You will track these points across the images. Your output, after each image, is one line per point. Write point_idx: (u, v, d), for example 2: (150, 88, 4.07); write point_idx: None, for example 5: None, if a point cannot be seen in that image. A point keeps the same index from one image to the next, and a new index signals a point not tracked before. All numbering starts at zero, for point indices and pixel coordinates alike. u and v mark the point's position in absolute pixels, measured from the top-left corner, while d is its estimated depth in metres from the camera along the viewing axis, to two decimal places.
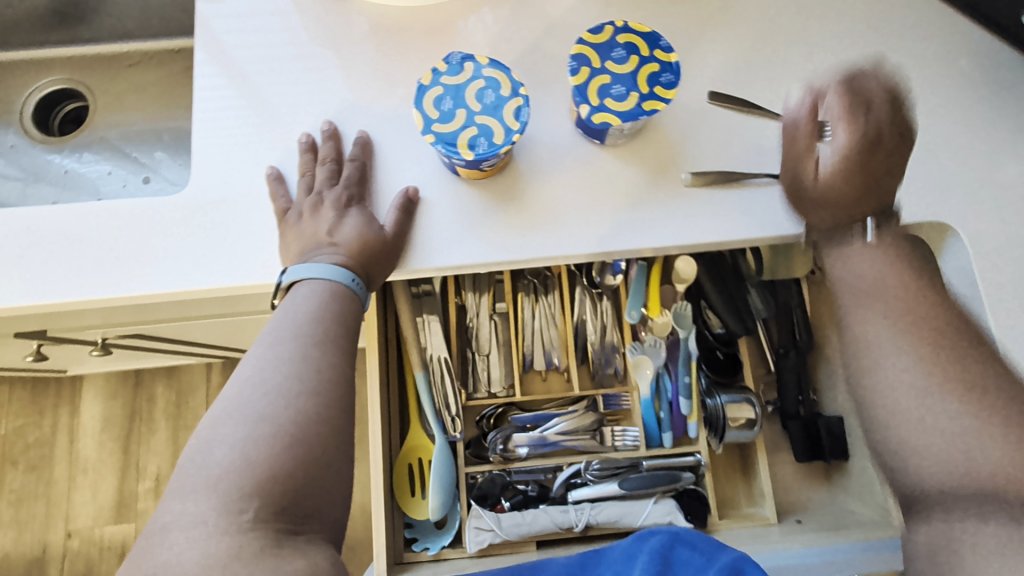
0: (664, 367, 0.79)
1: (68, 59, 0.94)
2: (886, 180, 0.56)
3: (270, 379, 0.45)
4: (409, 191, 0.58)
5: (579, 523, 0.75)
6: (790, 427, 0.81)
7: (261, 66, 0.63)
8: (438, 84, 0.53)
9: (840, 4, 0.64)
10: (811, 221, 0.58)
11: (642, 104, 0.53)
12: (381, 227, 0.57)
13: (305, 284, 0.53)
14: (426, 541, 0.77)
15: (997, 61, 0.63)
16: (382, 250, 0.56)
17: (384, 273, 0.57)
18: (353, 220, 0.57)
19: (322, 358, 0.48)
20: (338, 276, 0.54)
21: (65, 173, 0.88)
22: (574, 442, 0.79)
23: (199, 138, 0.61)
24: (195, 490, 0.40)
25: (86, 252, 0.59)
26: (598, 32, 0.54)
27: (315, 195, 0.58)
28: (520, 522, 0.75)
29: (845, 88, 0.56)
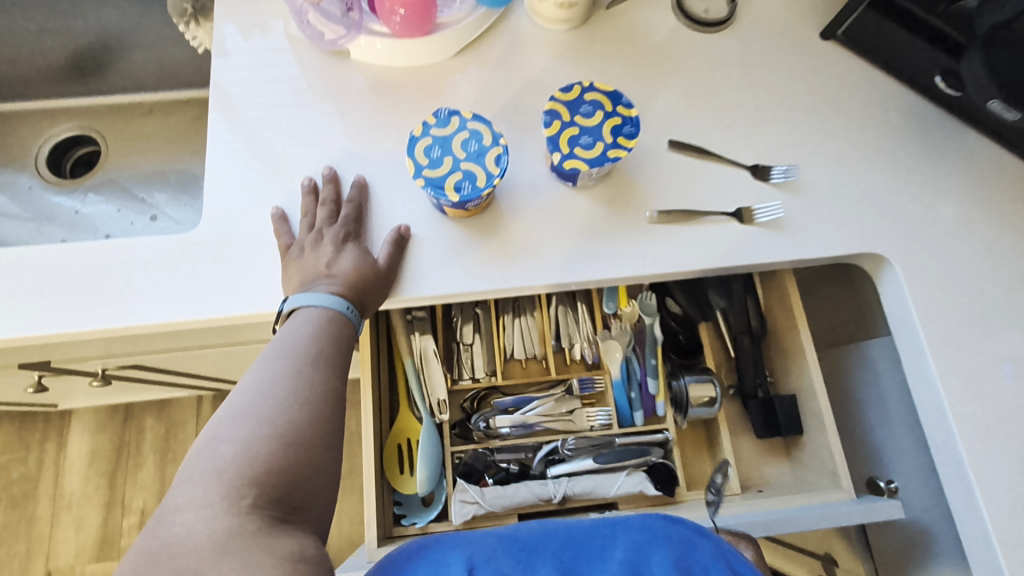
0: (633, 351, 0.86)
1: (86, 109, 1.02)
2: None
3: (266, 390, 0.49)
4: (402, 229, 0.64)
5: (558, 495, 0.78)
6: (750, 407, 0.87)
7: (267, 116, 0.70)
8: (428, 134, 0.59)
9: (782, 64, 0.74)
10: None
11: (607, 152, 0.60)
12: (376, 261, 0.63)
13: (303, 310, 0.59)
14: (413, 516, 0.82)
15: (920, 115, 0.73)
16: (376, 281, 0.62)
17: (376, 302, 0.62)
18: (349, 254, 0.62)
19: (316, 374, 0.52)
20: (334, 304, 0.59)
21: (75, 214, 0.95)
22: (552, 424, 0.84)
23: (211, 180, 0.68)
24: (201, 477, 0.44)
25: (96, 280, 0.64)
26: (568, 91, 0.62)
27: (316, 232, 0.63)
28: (503, 495, 0.78)
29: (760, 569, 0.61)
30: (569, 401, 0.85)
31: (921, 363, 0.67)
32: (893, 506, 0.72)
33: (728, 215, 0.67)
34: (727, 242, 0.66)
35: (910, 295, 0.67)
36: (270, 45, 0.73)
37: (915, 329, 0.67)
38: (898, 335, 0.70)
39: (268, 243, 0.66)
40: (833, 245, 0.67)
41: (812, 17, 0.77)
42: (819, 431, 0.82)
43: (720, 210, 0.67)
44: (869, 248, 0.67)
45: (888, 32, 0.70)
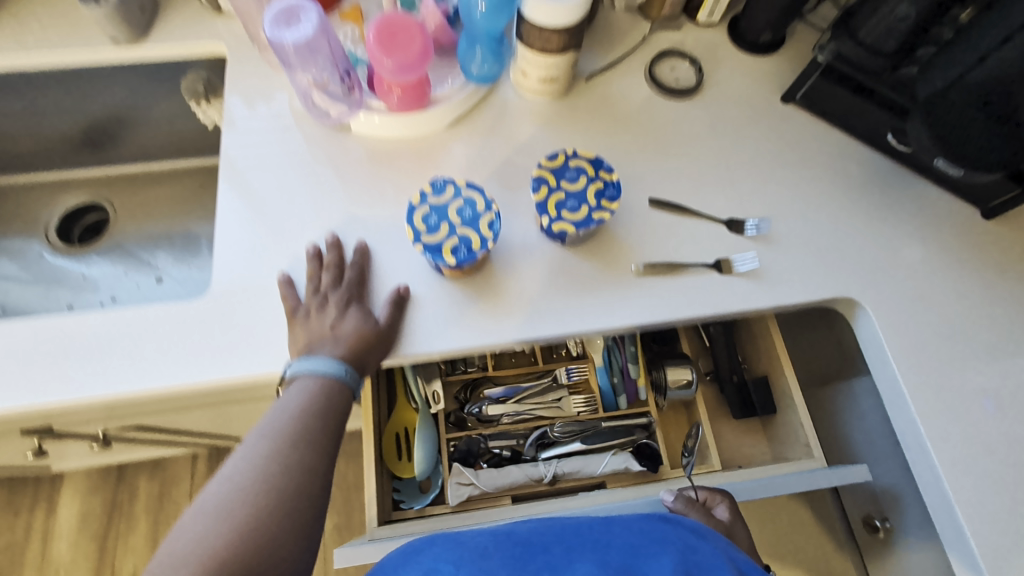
0: (614, 341, 0.98)
1: (98, 180, 1.07)
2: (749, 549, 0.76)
3: (246, 473, 0.52)
4: (401, 289, 0.68)
5: (547, 475, 0.93)
6: (726, 389, 0.98)
7: (275, 186, 0.75)
8: (425, 203, 0.64)
9: (747, 127, 0.81)
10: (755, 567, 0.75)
11: (592, 214, 0.65)
12: (377, 321, 0.66)
13: (299, 377, 0.61)
14: (412, 501, 0.94)
15: (878, 169, 0.79)
16: (376, 343, 0.65)
17: (374, 363, 0.65)
18: (352, 316, 0.66)
19: (291, 456, 0.54)
20: (334, 368, 0.62)
21: (83, 278, 0.99)
22: (540, 411, 0.97)
23: (220, 249, 0.71)
24: (162, 570, 0.46)
25: (107, 347, 0.66)
26: (553, 159, 0.67)
27: (321, 296, 0.67)
28: (496, 476, 0.93)
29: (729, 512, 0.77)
30: (555, 389, 0.98)
31: (900, 401, 0.71)
32: (857, 471, 0.80)
33: (708, 266, 0.72)
34: (708, 292, 0.71)
35: (884, 336, 0.71)
36: (275, 121, 0.79)
37: (892, 371, 0.71)
38: (877, 374, 0.74)
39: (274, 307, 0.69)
40: (807, 291, 0.72)
41: (772, 83, 0.84)
42: (786, 406, 0.94)
43: (700, 262, 0.72)
44: (841, 293, 0.72)
45: (842, 99, 0.78)
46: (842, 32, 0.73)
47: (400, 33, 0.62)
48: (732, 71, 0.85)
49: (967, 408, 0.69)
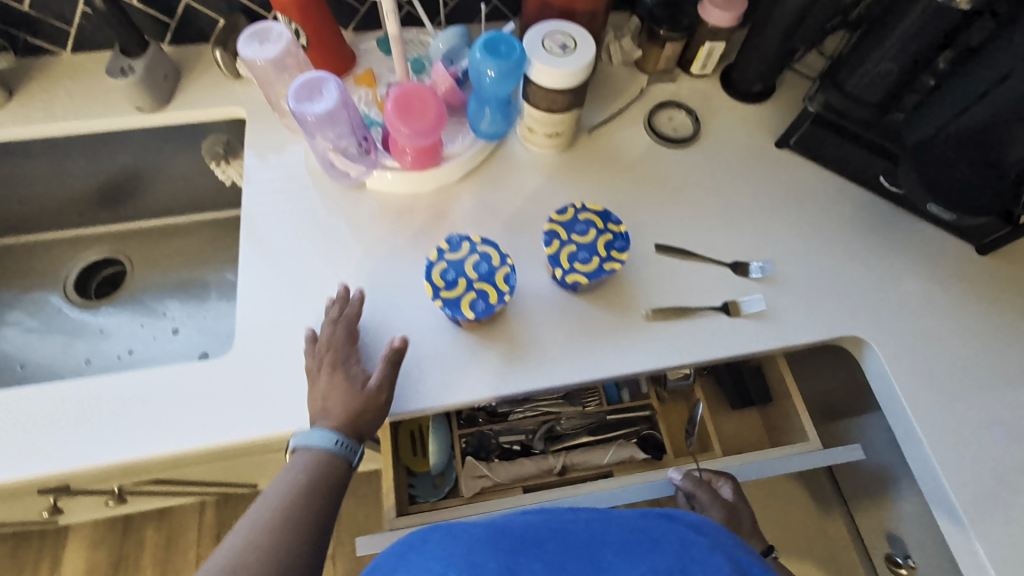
0: None
1: (115, 235, 1.10)
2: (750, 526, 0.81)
3: (220, 566, 0.50)
4: (395, 343, 0.67)
5: (557, 465, 1.02)
6: (722, 380, 1.07)
7: (294, 243, 0.78)
8: (443, 259, 0.66)
9: (744, 172, 0.85)
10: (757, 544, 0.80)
11: (603, 265, 0.67)
12: (371, 380, 0.66)
13: (297, 452, 0.62)
14: (426, 496, 1.02)
15: (873, 209, 0.83)
16: (368, 404, 0.64)
17: (370, 425, 0.65)
18: (344, 378, 0.66)
19: (270, 540, 0.53)
20: (325, 439, 0.62)
21: (101, 331, 1.01)
22: (549, 406, 1.04)
23: (243, 308, 0.73)
24: None
25: (132, 409, 0.68)
26: (563, 213, 0.70)
27: (318, 357, 0.67)
28: (510, 469, 1.01)
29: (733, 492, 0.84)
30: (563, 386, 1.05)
31: (913, 438, 0.72)
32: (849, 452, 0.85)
33: (716, 309, 0.74)
34: (718, 335, 0.73)
35: (891, 373, 0.73)
36: (292, 181, 0.82)
37: (903, 408, 0.72)
38: (887, 411, 0.75)
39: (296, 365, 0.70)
40: (813, 331, 0.74)
41: (766, 130, 0.89)
42: (778, 395, 1.01)
43: (708, 305, 0.74)
44: (846, 332, 0.74)
45: (832, 142, 0.82)
46: (828, 83, 0.77)
47: (416, 102, 0.65)
48: (727, 119, 0.89)
49: (980, 442, 0.70)
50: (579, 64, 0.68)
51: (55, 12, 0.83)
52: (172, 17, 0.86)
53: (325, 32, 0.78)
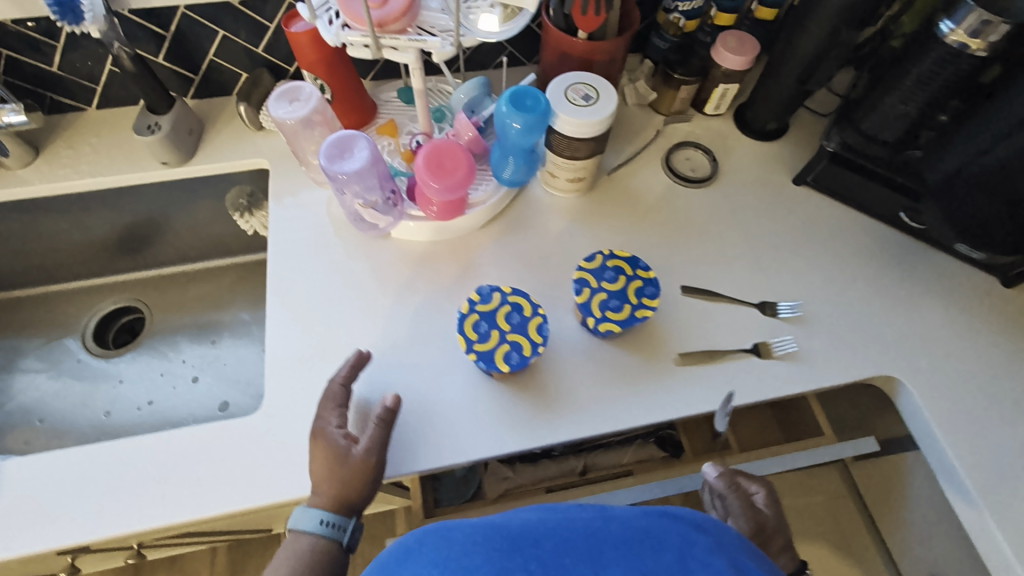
0: None
1: (133, 282, 1.10)
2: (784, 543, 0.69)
3: None
4: (385, 404, 0.65)
5: (577, 466, 1.09)
6: None
7: (320, 294, 0.78)
8: (474, 311, 0.67)
9: (765, 211, 0.85)
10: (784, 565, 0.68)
11: (635, 312, 0.67)
12: (358, 444, 0.63)
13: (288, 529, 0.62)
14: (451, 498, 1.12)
15: (895, 245, 0.83)
16: (352, 473, 0.62)
17: (358, 496, 0.62)
18: (330, 442, 0.63)
19: None
20: (309, 515, 0.61)
21: (120, 383, 1.00)
22: None
23: (272, 362, 0.73)
24: None
25: (160, 472, 0.66)
26: (591, 260, 0.70)
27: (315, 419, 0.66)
28: (532, 472, 1.08)
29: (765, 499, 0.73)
30: None
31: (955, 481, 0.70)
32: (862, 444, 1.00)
33: (747, 351, 0.74)
34: (750, 378, 0.72)
35: (927, 412, 0.72)
36: (316, 231, 0.82)
37: (943, 449, 0.71)
38: (926, 450, 0.74)
39: None
40: (844, 371, 0.73)
41: (783, 167, 0.90)
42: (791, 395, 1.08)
43: (738, 347, 0.74)
44: (877, 371, 0.74)
45: (851, 180, 0.82)
46: (846, 125, 0.78)
47: (447, 159, 0.68)
48: (743, 158, 0.90)
49: None
50: (600, 116, 0.69)
51: (83, 72, 0.84)
52: (195, 73, 0.88)
53: (348, 86, 0.79)
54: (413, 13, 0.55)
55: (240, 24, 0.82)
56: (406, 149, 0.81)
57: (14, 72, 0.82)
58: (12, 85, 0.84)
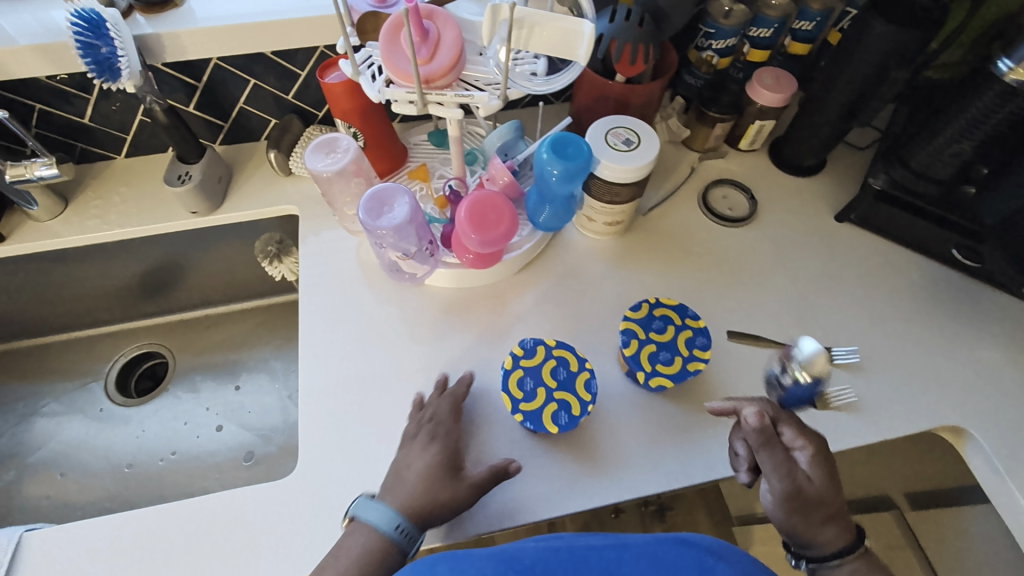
0: None
1: (156, 327, 1.08)
2: (831, 513, 0.55)
3: None
4: (509, 465, 0.64)
5: None
6: None
7: (354, 344, 0.75)
8: (519, 367, 0.65)
9: (808, 249, 0.83)
10: (825, 538, 0.56)
11: (687, 365, 0.67)
12: (469, 478, 0.62)
13: (359, 519, 0.60)
14: None
15: (946, 282, 0.80)
16: (449, 501, 0.60)
17: (438, 521, 0.60)
18: (444, 457, 0.63)
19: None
20: (388, 518, 0.59)
21: (142, 433, 0.97)
22: None
23: (306, 417, 0.70)
24: None
25: (191, 542, 0.63)
26: (638, 309, 0.70)
27: (431, 425, 0.65)
28: None
29: (812, 454, 0.57)
30: None
31: None
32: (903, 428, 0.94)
33: None
34: None
35: (1000, 465, 0.67)
36: (347, 278, 0.80)
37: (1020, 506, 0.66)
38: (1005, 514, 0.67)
39: (364, 483, 0.67)
40: (905, 421, 0.70)
41: (823, 203, 0.87)
42: None
43: None
44: (941, 421, 0.70)
45: (898, 218, 0.79)
46: (893, 162, 0.75)
47: (489, 210, 0.66)
48: (781, 194, 0.88)
49: None
50: (641, 160, 0.67)
51: (114, 122, 0.84)
52: (225, 120, 0.87)
53: (381, 132, 0.78)
54: (459, 68, 0.54)
55: (271, 71, 0.82)
56: (439, 195, 0.79)
57: (46, 124, 0.81)
58: (43, 137, 0.83)
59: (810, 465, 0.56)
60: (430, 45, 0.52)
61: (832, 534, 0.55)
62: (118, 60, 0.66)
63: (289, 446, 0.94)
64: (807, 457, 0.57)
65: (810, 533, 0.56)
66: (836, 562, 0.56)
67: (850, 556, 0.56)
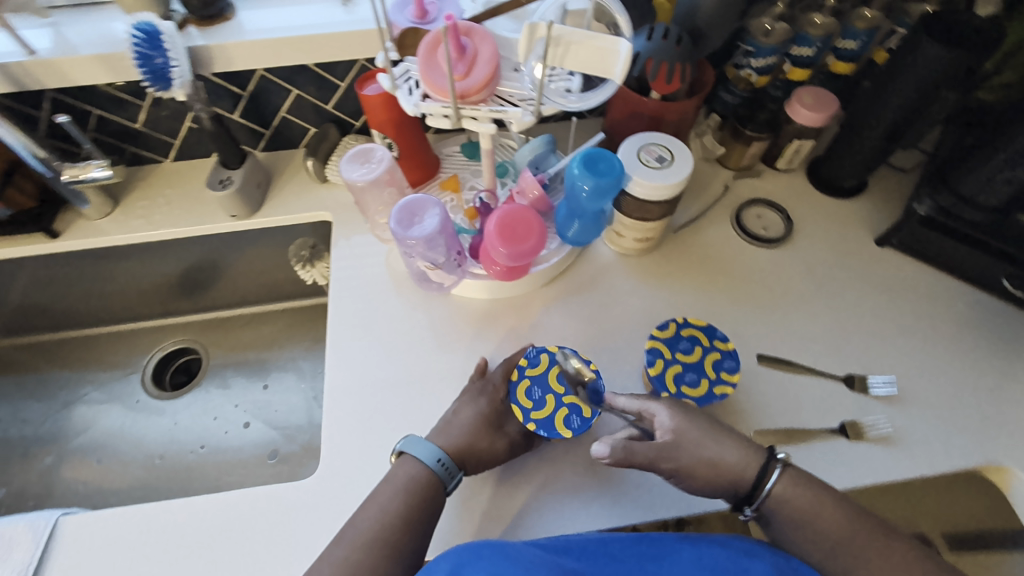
0: None
1: (191, 323, 1.12)
2: (719, 456, 0.60)
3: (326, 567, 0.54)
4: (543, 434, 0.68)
5: None
6: None
7: (380, 349, 0.76)
8: (526, 377, 0.66)
9: (845, 273, 0.80)
10: (738, 473, 0.60)
11: (714, 388, 0.65)
12: (511, 436, 0.66)
13: (409, 451, 0.63)
14: None
15: (994, 313, 0.76)
16: (489, 453, 0.64)
17: (476, 467, 0.64)
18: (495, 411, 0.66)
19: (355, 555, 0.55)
20: (436, 452, 0.62)
21: (173, 426, 1.00)
22: None
23: (330, 420, 0.71)
24: None
25: (215, 536, 0.65)
26: (665, 328, 0.69)
27: (488, 381, 0.69)
28: None
29: (668, 419, 0.61)
30: None
31: None
32: None
33: (834, 431, 0.67)
34: (840, 464, 0.65)
35: None
36: (376, 284, 0.82)
37: None
38: None
39: None
40: (945, 458, 0.66)
41: (862, 226, 0.84)
42: None
43: (824, 427, 0.68)
44: (985, 461, 0.66)
45: (941, 243, 0.76)
46: (940, 186, 0.72)
47: (518, 224, 0.66)
48: (818, 214, 0.85)
49: None
50: (674, 180, 0.67)
51: (164, 127, 0.88)
52: (267, 127, 0.90)
53: (415, 143, 0.80)
54: (493, 85, 0.55)
55: (312, 82, 0.84)
56: (468, 206, 0.79)
57: (101, 128, 0.86)
58: (98, 141, 0.88)
59: (671, 432, 0.61)
60: (466, 62, 0.53)
61: (744, 460, 0.60)
62: (171, 70, 0.69)
63: (311, 446, 0.95)
64: (664, 423, 0.61)
65: (718, 473, 0.60)
66: (765, 489, 0.59)
67: (773, 482, 0.59)
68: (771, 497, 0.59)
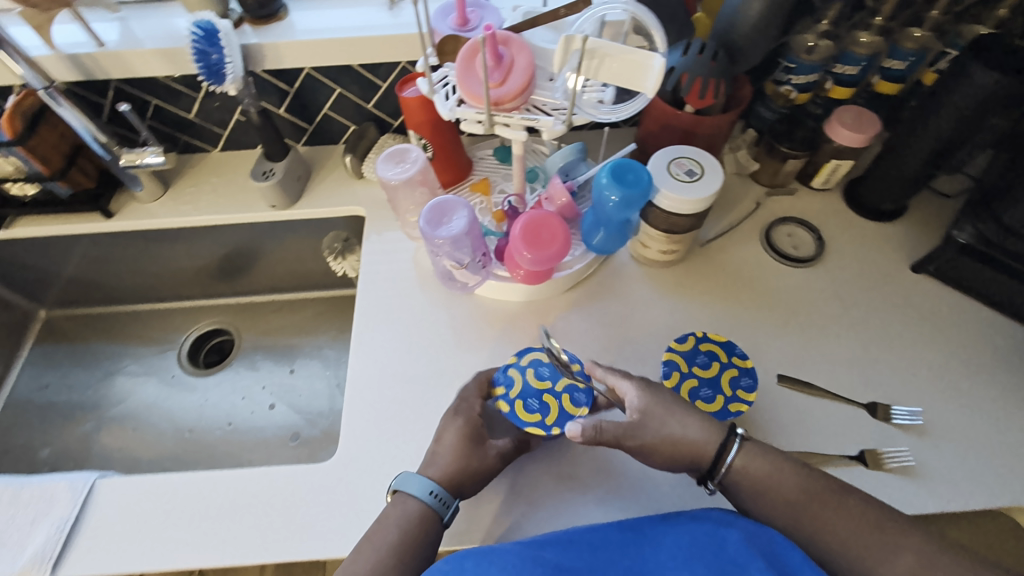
0: None
1: (227, 306, 1.17)
2: (682, 431, 0.60)
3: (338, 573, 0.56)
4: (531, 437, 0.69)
5: None
6: None
7: (402, 342, 0.79)
8: (517, 397, 0.66)
9: (876, 297, 0.78)
10: (701, 449, 0.60)
11: (729, 405, 0.65)
12: (497, 449, 0.66)
13: (403, 492, 0.62)
14: None
15: None
16: (480, 471, 0.64)
17: (472, 488, 0.64)
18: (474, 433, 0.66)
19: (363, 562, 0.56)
20: (425, 486, 0.61)
21: (204, 402, 1.06)
22: None
23: (350, 408, 0.74)
24: None
25: (236, 509, 0.68)
26: (684, 341, 0.69)
27: (464, 404, 0.68)
28: None
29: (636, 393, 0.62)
30: None
31: None
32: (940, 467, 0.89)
33: (852, 458, 0.66)
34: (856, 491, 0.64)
35: None
36: (402, 279, 0.84)
37: None
38: None
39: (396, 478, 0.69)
40: (969, 495, 0.64)
41: (897, 250, 0.82)
42: None
43: (841, 452, 0.66)
44: (1013, 501, 0.63)
45: (980, 273, 0.73)
46: (983, 215, 0.69)
47: (543, 229, 0.68)
48: (851, 236, 0.84)
49: None
50: (702, 193, 0.67)
51: (215, 119, 0.93)
52: (310, 123, 0.94)
53: (448, 145, 0.82)
54: (528, 93, 0.56)
55: (355, 82, 0.87)
56: (496, 209, 0.81)
57: (158, 117, 0.91)
58: (155, 128, 0.93)
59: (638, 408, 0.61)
60: (502, 70, 0.54)
61: (705, 436, 0.60)
62: (225, 66, 0.73)
63: (331, 432, 0.99)
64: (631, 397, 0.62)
65: (681, 449, 0.60)
66: (727, 465, 0.59)
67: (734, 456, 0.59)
68: (731, 472, 0.59)
